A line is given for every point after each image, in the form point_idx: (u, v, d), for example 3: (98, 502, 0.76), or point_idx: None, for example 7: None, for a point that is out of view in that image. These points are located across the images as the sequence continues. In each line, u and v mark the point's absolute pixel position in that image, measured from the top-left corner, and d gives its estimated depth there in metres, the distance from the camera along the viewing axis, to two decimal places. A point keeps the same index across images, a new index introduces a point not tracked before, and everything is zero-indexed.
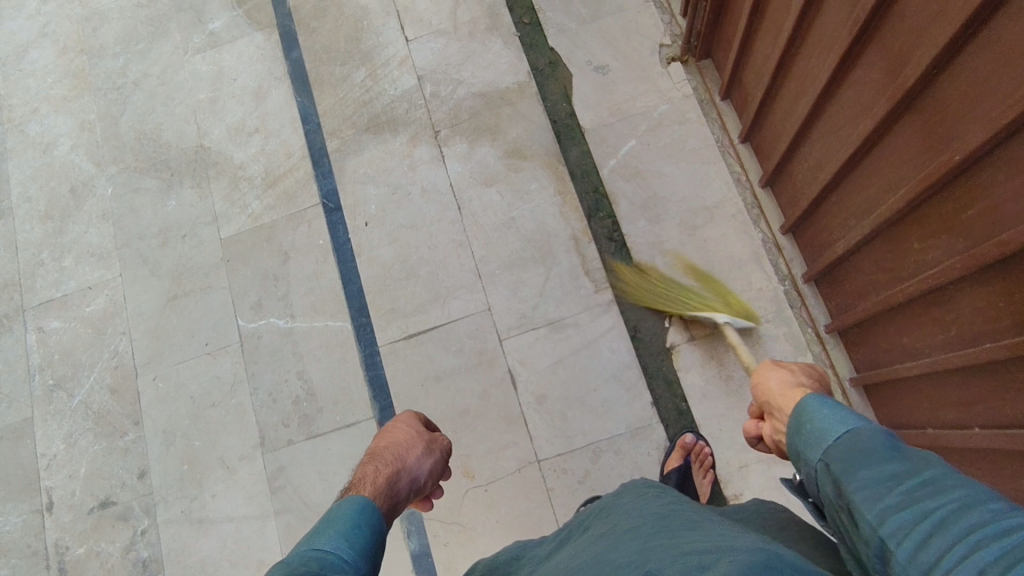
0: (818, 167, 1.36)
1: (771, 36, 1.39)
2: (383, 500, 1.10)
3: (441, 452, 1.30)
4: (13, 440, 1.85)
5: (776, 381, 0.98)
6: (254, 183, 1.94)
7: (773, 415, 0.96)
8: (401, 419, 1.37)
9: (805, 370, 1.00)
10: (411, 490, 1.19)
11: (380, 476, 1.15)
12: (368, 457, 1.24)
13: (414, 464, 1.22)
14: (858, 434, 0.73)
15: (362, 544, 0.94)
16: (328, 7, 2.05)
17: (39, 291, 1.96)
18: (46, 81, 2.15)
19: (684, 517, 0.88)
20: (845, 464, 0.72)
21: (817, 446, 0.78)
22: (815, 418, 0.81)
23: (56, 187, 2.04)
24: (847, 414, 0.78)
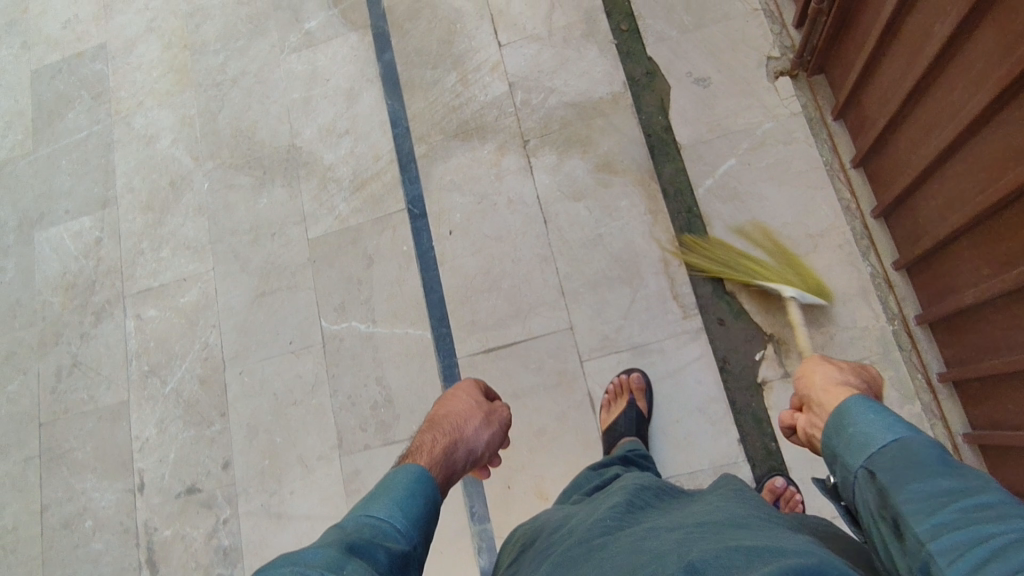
0: (946, 209, 1.26)
1: (901, 65, 1.27)
2: (441, 470, 1.19)
3: (498, 424, 1.41)
4: (111, 420, 1.95)
5: (824, 378, 0.96)
6: (343, 185, 1.96)
7: (811, 409, 0.94)
8: (462, 389, 1.49)
9: (854, 369, 0.99)
10: (467, 459, 1.29)
11: (438, 445, 1.25)
12: (429, 425, 1.34)
13: (472, 436, 1.32)
14: (908, 447, 0.75)
15: (415, 512, 1.04)
16: (423, 9, 2.03)
17: (139, 279, 2.05)
18: (151, 75, 2.23)
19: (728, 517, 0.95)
20: (895, 474, 0.73)
21: (860, 451, 0.80)
22: (863, 423, 0.82)
23: (157, 180, 2.12)
24: (894, 421, 0.80)
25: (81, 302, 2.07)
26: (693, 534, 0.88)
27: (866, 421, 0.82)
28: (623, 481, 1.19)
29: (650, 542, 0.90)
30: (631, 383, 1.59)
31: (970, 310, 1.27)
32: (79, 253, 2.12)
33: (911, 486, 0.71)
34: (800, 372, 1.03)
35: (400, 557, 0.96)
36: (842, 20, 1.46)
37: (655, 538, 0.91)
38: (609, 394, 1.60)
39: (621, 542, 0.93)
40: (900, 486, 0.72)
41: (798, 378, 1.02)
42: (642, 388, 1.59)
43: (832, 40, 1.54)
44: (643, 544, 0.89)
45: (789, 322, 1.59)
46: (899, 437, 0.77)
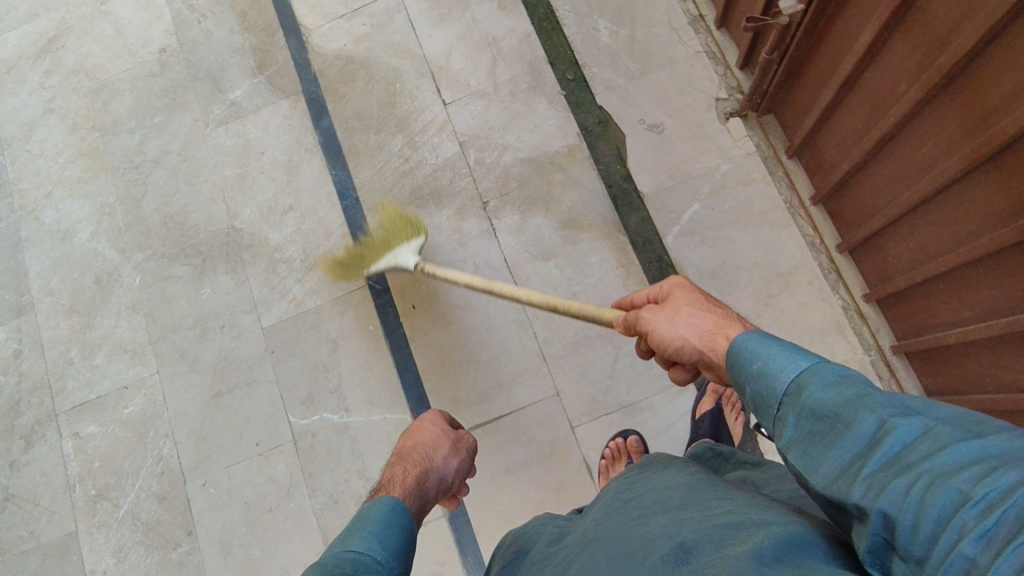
0: (920, 251, 1.28)
1: (864, 115, 1.28)
2: (415, 500, 1.13)
3: (467, 450, 1.34)
4: (58, 556, 1.74)
5: (693, 338, 0.95)
6: (294, 266, 1.83)
7: (714, 370, 0.94)
8: (427, 417, 1.40)
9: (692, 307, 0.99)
10: (439, 490, 1.23)
11: (408, 475, 1.19)
12: (396, 458, 1.27)
13: (441, 464, 1.25)
14: (808, 399, 0.69)
15: (394, 544, 0.97)
16: (357, 70, 1.93)
17: (72, 393, 1.84)
18: (58, 161, 2.02)
19: (717, 489, 0.90)
20: (806, 451, 0.67)
21: (769, 408, 0.75)
22: (757, 380, 0.78)
23: (79, 279, 1.92)
24: (786, 360, 0.75)
25: (6, 426, 1.85)
26: (680, 511, 0.85)
27: (764, 366, 0.77)
28: (617, 480, 1.14)
29: (639, 531, 0.85)
30: (630, 446, 1.53)
31: (950, 347, 1.31)
32: None
33: (822, 458, 0.64)
34: (658, 346, 1.00)
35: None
36: (791, 69, 1.47)
37: (642, 526, 0.86)
38: (607, 459, 1.55)
39: (608, 539, 0.88)
40: (814, 465, 0.65)
41: (661, 344, 1.00)
42: (641, 450, 1.52)
43: (782, 85, 1.55)
44: (633, 532, 0.85)
45: None
46: (790, 387, 0.73)
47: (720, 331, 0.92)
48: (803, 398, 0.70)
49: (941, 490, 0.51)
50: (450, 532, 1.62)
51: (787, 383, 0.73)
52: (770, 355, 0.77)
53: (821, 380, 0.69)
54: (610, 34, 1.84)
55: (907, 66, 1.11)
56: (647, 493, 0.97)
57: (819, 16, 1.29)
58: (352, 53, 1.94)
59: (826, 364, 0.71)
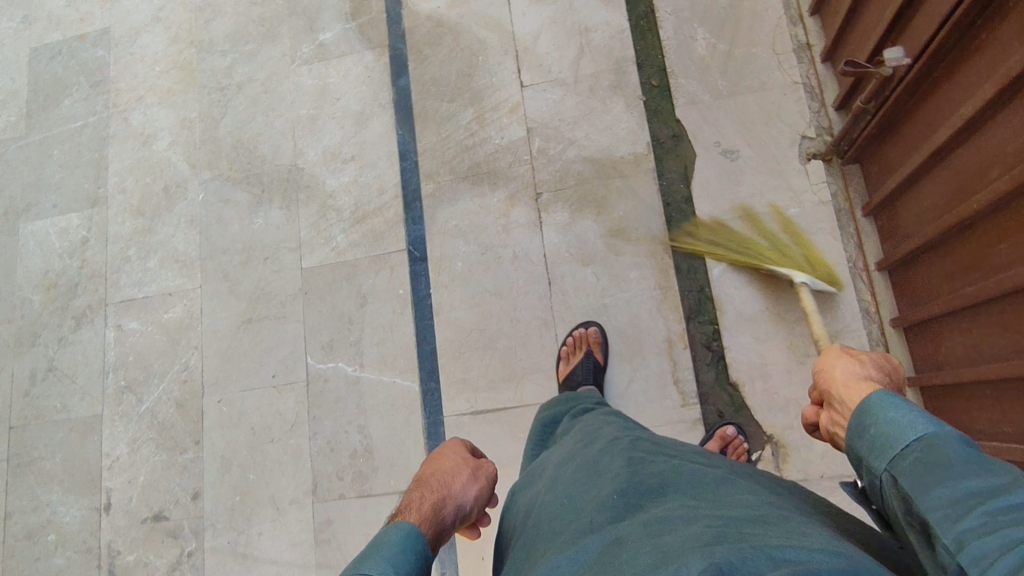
0: (976, 348, 1.18)
1: (950, 191, 1.16)
2: (431, 528, 1.10)
3: (488, 480, 1.31)
4: (82, 432, 1.89)
5: (844, 371, 0.87)
6: (343, 215, 1.87)
7: (836, 409, 0.86)
8: (448, 446, 1.40)
9: (878, 363, 0.89)
10: (456, 517, 1.20)
11: (426, 502, 1.16)
12: (416, 483, 1.25)
13: (461, 491, 1.23)
14: (932, 441, 0.67)
15: (406, 572, 0.95)
16: (445, 35, 1.92)
17: (123, 288, 1.97)
18: (154, 69, 2.12)
19: (749, 502, 0.84)
20: (914, 476, 0.67)
21: (880, 452, 0.72)
22: (887, 425, 0.73)
23: (150, 184, 2.03)
24: (919, 411, 0.72)
25: (62, 303, 2.00)
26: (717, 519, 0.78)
27: (893, 405, 0.74)
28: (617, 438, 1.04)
29: (665, 541, 0.76)
30: None
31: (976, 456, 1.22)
32: (64, 251, 2.04)
33: (928, 489, 0.65)
34: (815, 362, 0.93)
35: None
36: (885, 123, 1.35)
37: (669, 535, 0.77)
38: None
39: (628, 544, 0.79)
40: (919, 492, 0.65)
41: (817, 365, 0.94)
42: (599, 342, 1.61)
43: (873, 138, 1.42)
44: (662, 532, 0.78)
45: (791, 426, 1.52)
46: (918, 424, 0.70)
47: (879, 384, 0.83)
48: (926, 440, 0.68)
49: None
50: None
51: (917, 420, 0.71)
52: (901, 405, 0.73)
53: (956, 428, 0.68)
54: (707, 46, 1.75)
55: (1005, 151, 0.99)
56: (667, 490, 0.89)
57: (924, 75, 1.16)
58: (444, 16, 1.93)
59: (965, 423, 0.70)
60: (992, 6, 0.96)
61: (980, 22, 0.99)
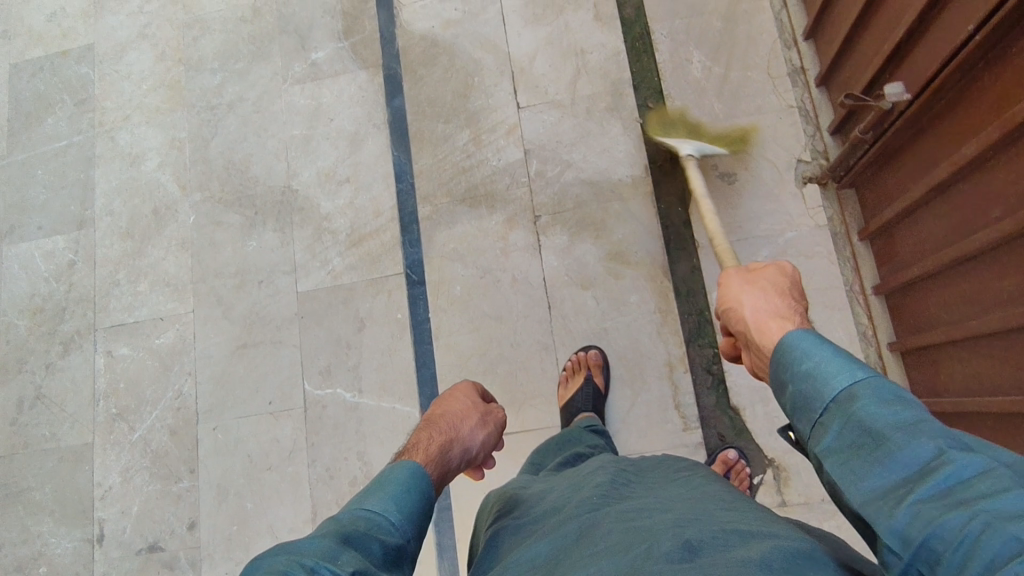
0: (977, 379, 1.20)
1: (952, 225, 1.18)
2: (437, 468, 1.14)
3: (494, 425, 1.36)
4: (73, 462, 1.85)
5: (751, 312, 0.95)
6: (339, 238, 1.85)
7: (754, 350, 0.95)
8: (459, 388, 1.43)
9: (774, 286, 0.98)
10: (463, 459, 1.24)
11: (433, 443, 1.20)
12: (425, 424, 1.29)
13: (468, 435, 1.27)
14: (858, 412, 0.73)
15: (410, 507, 1.01)
16: (440, 55, 1.90)
17: (112, 313, 1.93)
18: (141, 87, 2.08)
19: (720, 500, 0.97)
20: (845, 459, 0.73)
21: (811, 412, 0.80)
22: (805, 381, 0.81)
23: (139, 205, 1.99)
24: (840, 371, 0.78)
25: (49, 329, 1.95)
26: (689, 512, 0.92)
27: (818, 362, 0.81)
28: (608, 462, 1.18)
29: (638, 522, 0.90)
30: None
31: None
32: (50, 275, 1.99)
33: (862, 467, 0.70)
34: (721, 301, 1.02)
35: (393, 552, 0.94)
36: (883, 152, 1.37)
37: (641, 519, 0.91)
38: None
39: (605, 523, 0.92)
40: (851, 476, 0.71)
41: (727, 305, 1.00)
42: (600, 364, 1.61)
43: (870, 166, 1.44)
44: (640, 521, 0.91)
45: (791, 449, 1.54)
46: (841, 396, 0.77)
47: (777, 317, 0.93)
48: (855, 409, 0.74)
49: (1000, 533, 0.55)
50: (432, 534, 1.65)
51: (837, 390, 0.77)
52: (823, 357, 0.81)
53: (875, 392, 0.74)
54: (702, 69, 1.75)
55: (1008, 191, 1.01)
56: (648, 495, 1.03)
57: (924, 110, 1.17)
58: (438, 36, 1.92)
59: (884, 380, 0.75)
60: (995, 51, 0.97)
61: (983, 64, 1.00)
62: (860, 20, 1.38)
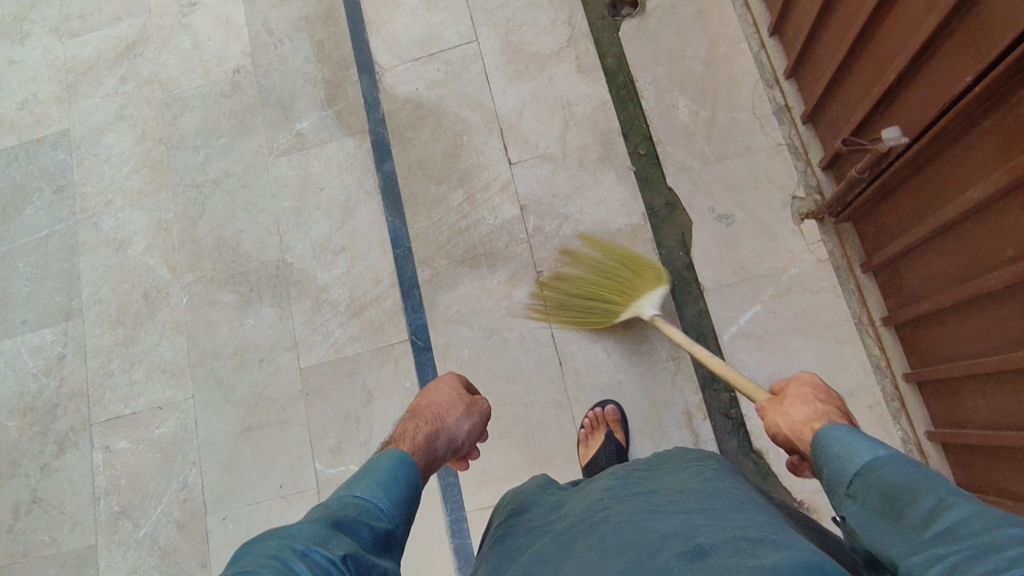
0: (1003, 411, 1.20)
1: (962, 261, 1.19)
2: (423, 457, 1.14)
3: (479, 417, 1.34)
4: (76, 567, 1.76)
5: (788, 424, 1.02)
6: (339, 308, 1.82)
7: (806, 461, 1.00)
8: (445, 380, 1.41)
9: (804, 396, 1.05)
10: (449, 449, 1.24)
11: (418, 432, 1.19)
12: (410, 415, 1.28)
13: (453, 425, 1.26)
14: (874, 479, 0.78)
15: (399, 494, 1.01)
16: (426, 116, 1.90)
17: (107, 406, 1.86)
18: (122, 170, 2.04)
19: (730, 499, 0.99)
20: (868, 521, 0.77)
21: (836, 487, 0.84)
22: (831, 461, 0.86)
23: (128, 291, 1.94)
24: (862, 446, 0.83)
25: (42, 428, 1.88)
26: (697, 511, 0.94)
27: (842, 444, 0.86)
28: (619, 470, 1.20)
29: (652, 522, 0.93)
30: None
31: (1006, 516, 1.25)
32: (40, 370, 1.92)
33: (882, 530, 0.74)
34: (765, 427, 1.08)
35: (382, 537, 0.94)
36: (881, 190, 1.39)
37: (654, 519, 0.94)
38: None
39: (618, 523, 0.96)
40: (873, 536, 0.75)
41: (768, 426, 1.07)
42: (618, 420, 1.59)
43: (867, 202, 1.46)
44: (647, 524, 0.93)
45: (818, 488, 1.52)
46: (862, 467, 0.81)
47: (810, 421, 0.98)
48: (872, 478, 0.78)
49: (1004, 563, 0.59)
50: None
51: (858, 464, 0.82)
52: (847, 439, 0.86)
53: (887, 460, 0.79)
54: (689, 113, 1.77)
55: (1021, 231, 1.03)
56: (658, 490, 1.05)
57: (923, 152, 1.20)
58: (423, 98, 1.92)
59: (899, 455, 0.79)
60: (995, 98, 1.00)
61: (983, 110, 1.03)
62: (845, 64, 1.41)
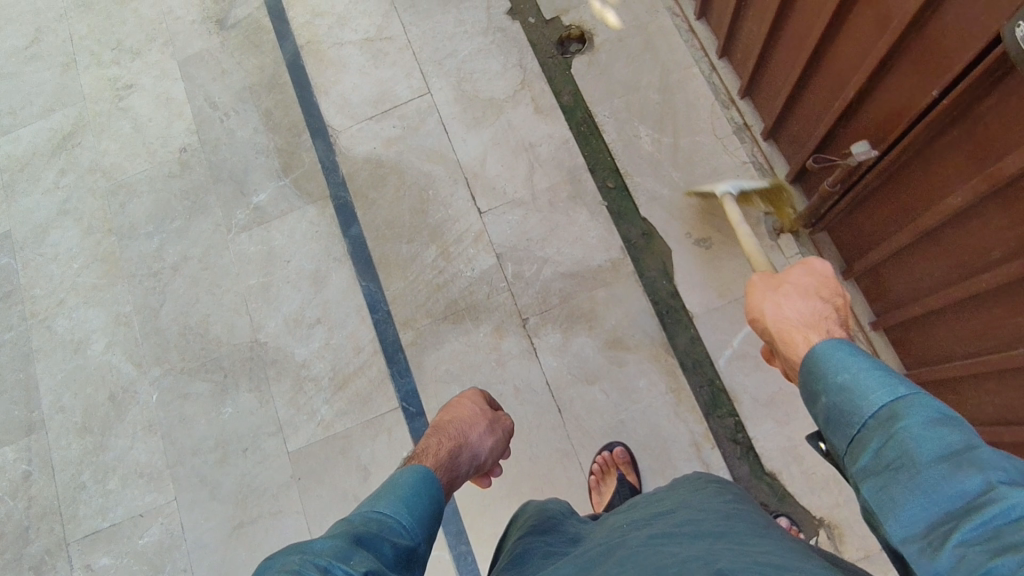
0: (1007, 409, 1.21)
1: (946, 265, 1.20)
2: (445, 474, 1.06)
3: (503, 433, 1.27)
4: None
5: (782, 322, 0.86)
6: (322, 384, 1.74)
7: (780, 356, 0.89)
8: (466, 395, 1.33)
9: (814, 296, 0.87)
10: (472, 466, 1.16)
11: (442, 447, 1.11)
12: (432, 430, 1.19)
13: (476, 441, 1.18)
14: (900, 434, 0.65)
15: (422, 511, 0.93)
16: (387, 174, 1.86)
17: (83, 521, 1.73)
18: (72, 267, 1.94)
19: (753, 525, 0.90)
20: (885, 484, 0.64)
21: (846, 426, 0.72)
22: (838, 394, 0.74)
23: (92, 394, 1.82)
24: (881, 380, 0.70)
25: (13, 555, 1.73)
26: (718, 534, 0.86)
27: (851, 376, 0.73)
28: (638, 502, 1.11)
29: (671, 546, 0.83)
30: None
31: None
32: (4, 493, 1.79)
33: (903, 496, 0.62)
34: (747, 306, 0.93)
35: (406, 555, 0.86)
36: (854, 200, 1.39)
37: (672, 544, 0.84)
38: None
39: (635, 549, 0.87)
40: (889, 505, 0.63)
41: (761, 321, 0.90)
42: (628, 461, 1.54)
43: (842, 213, 1.47)
44: (662, 547, 0.84)
45: (837, 503, 1.49)
46: (881, 413, 0.68)
47: (807, 327, 0.84)
48: (894, 430, 0.66)
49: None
50: None
51: (877, 409, 0.69)
52: (859, 368, 0.73)
53: (916, 413, 0.66)
54: (652, 142, 1.77)
55: (1004, 236, 1.04)
56: (676, 512, 0.97)
57: (895, 162, 1.21)
58: (382, 156, 1.88)
59: (925, 396, 0.67)
60: (962, 109, 1.02)
61: (950, 122, 1.05)
62: (801, 81, 1.42)
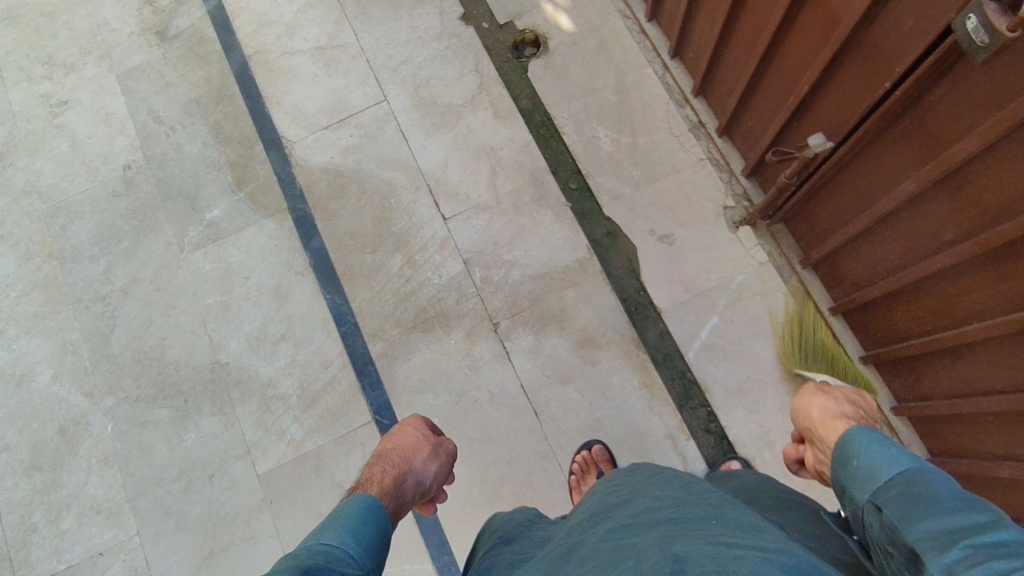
0: (964, 379, 1.27)
1: (902, 247, 1.25)
2: (391, 501, 1.04)
3: (447, 457, 1.25)
4: None
5: (821, 412, 0.93)
6: (290, 402, 1.68)
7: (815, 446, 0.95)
8: (407, 422, 1.31)
9: (851, 401, 0.95)
10: (418, 492, 1.14)
11: (387, 474, 1.10)
12: (374, 459, 1.18)
13: (420, 467, 1.17)
14: (918, 479, 0.68)
15: (370, 540, 0.88)
16: (347, 184, 1.82)
17: (36, 566, 1.62)
18: (10, 295, 1.82)
19: (705, 505, 0.88)
20: (901, 510, 0.66)
21: (865, 484, 0.74)
22: (867, 460, 0.76)
23: (39, 430, 1.71)
24: (900, 453, 0.73)
25: None
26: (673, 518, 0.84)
27: (878, 448, 0.76)
28: (594, 494, 1.09)
29: (628, 538, 0.81)
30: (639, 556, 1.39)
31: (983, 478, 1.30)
32: None
33: (917, 519, 0.64)
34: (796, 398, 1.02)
35: None
36: (811, 190, 1.44)
37: (631, 537, 0.82)
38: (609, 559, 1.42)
39: (596, 544, 0.84)
40: (905, 523, 0.65)
41: (798, 409, 1.00)
42: (607, 459, 1.54)
43: (799, 203, 1.52)
44: (622, 541, 0.82)
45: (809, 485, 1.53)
46: (902, 472, 0.70)
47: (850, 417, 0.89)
48: (914, 478, 0.68)
49: None
50: None
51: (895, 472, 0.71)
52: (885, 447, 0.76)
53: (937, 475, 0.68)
54: (611, 142, 1.80)
55: (957, 217, 1.09)
56: (633, 503, 0.95)
57: (850, 152, 1.26)
58: (340, 166, 1.84)
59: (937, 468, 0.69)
60: (914, 98, 1.07)
61: (903, 111, 1.10)
62: (754, 77, 1.47)
